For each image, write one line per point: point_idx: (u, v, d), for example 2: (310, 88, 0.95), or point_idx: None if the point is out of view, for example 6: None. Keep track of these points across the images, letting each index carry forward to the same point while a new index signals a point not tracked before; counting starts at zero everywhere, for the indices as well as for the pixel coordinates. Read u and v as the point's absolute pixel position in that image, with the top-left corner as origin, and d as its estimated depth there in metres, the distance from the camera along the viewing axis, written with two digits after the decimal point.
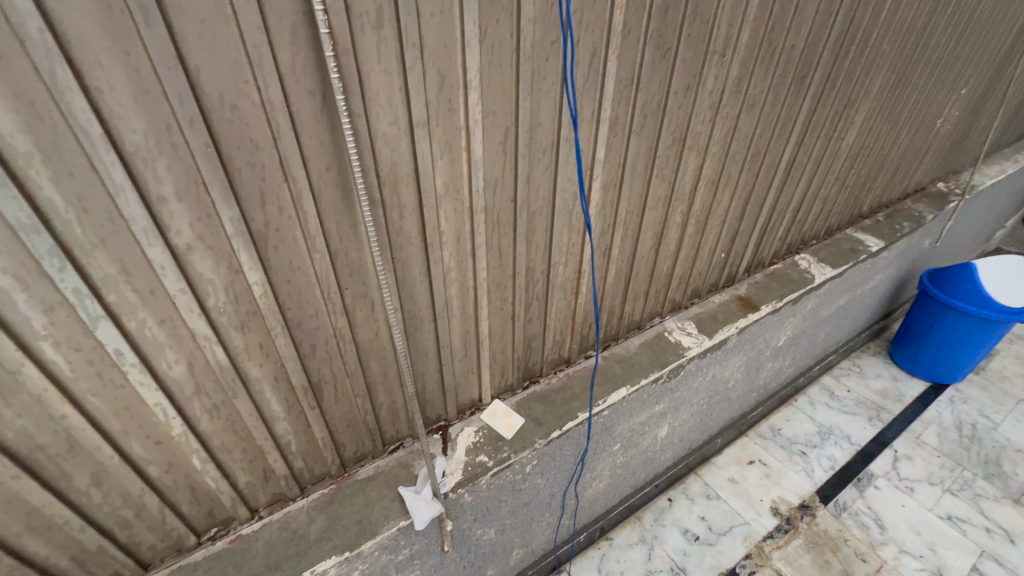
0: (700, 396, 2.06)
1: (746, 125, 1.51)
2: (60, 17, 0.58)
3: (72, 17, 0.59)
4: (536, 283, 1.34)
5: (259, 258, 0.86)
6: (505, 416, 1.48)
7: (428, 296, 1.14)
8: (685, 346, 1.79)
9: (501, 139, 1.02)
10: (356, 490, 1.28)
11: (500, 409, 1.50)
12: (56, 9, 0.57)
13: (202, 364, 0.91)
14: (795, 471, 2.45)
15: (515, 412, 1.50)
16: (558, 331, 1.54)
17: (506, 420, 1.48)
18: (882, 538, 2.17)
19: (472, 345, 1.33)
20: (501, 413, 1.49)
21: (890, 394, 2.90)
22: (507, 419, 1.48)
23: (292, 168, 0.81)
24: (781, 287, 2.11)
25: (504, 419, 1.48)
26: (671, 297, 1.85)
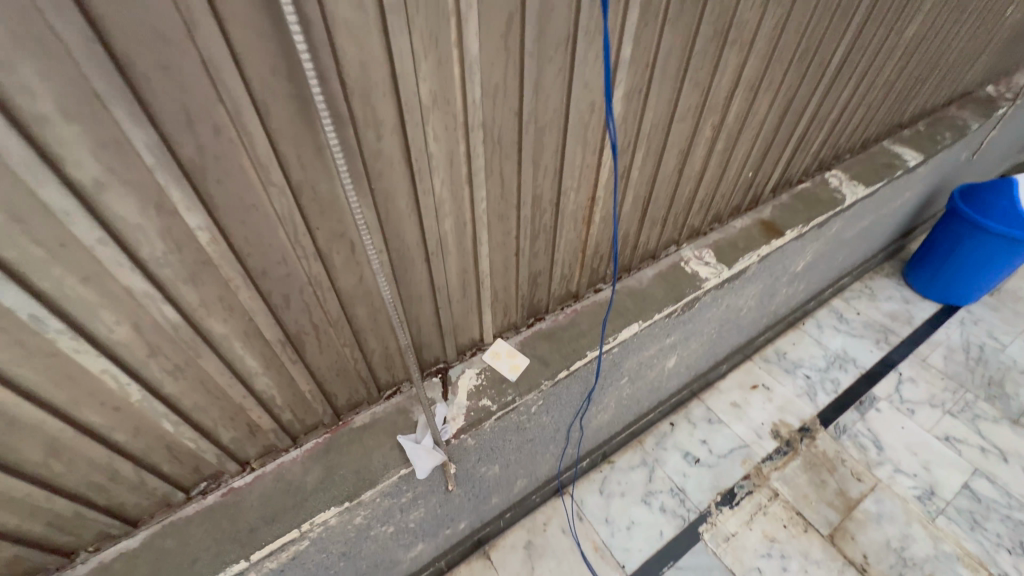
0: (712, 326, 1.96)
1: (801, 12, 1.23)
2: None
3: None
4: (543, 214, 1.16)
5: (198, 196, 0.68)
6: (509, 355, 1.38)
7: (419, 234, 0.97)
8: (702, 277, 1.65)
9: (502, 31, 0.79)
10: (352, 439, 1.21)
11: (504, 348, 1.40)
12: None
13: (151, 324, 0.76)
14: (798, 395, 2.44)
15: (519, 352, 1.39)
16: (567, 265, 1.38)
17: (509, 361, 1.37)
18: (878, 458, 2.21)
19: (472, 285, 1.18)
20: (505, 352, 1.39)
21: (899, 317, 2.83)
22: (511, 359, 1.37)
23: (223, 74, 0.60)
24: (808, 209, 1.92)
25: (508, 359, 1.38)
26: (690, 222, 1.67)
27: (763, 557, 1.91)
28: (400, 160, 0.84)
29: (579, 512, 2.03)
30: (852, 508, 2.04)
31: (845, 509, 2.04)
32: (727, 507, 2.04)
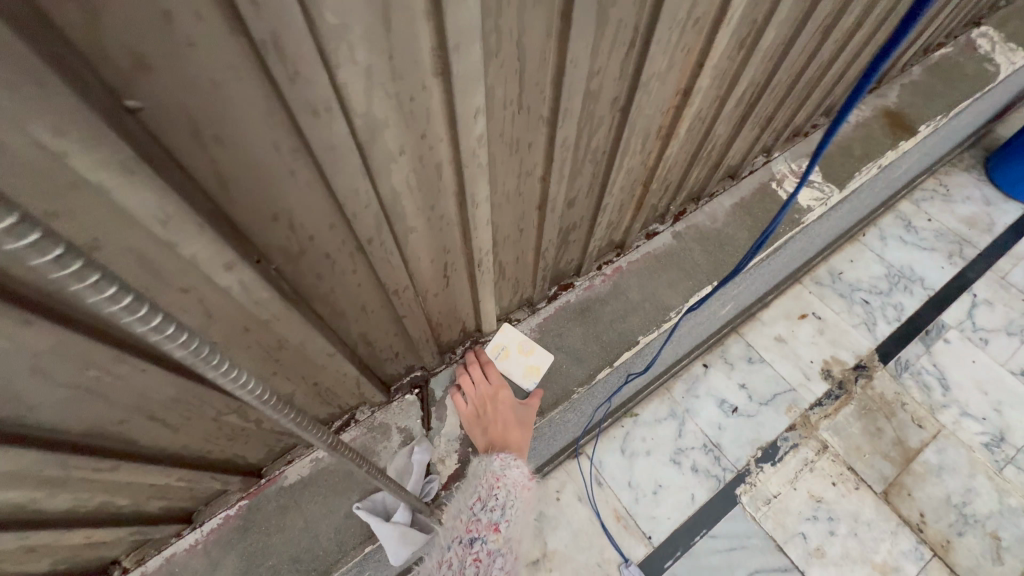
0: (784, 261, 1.46)
1: None
2: None
3: None
4: (595, 132, 0.58)
5: None
6: (524, 352, 0.89)
7: (331, 209, 0.41)
8: (803, 206, 1.10)
9: None
10: (284, 506, 0.77)
11: (515, 338, 0.90)
12: None
13: None
14: (854, 326, 2.04)
15: (538, 346, 0.90)
16: (616, 208, 0.83)
17: (523, 361, 0.89)
18: (944, 400, 1.89)
19: (460, 270, 0.65)
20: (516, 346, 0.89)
21: (978, 223, 2.34)
22: (527, 357, 0.89)
23: None
24: (950, 91, 1.31)
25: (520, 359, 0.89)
26: (795, 120, 1.07)
27: (807, 520, 1.67)
28: (212, 18, 0.26)
29: (597, 476, 1.74)
30: (911, 460, 1.77)
31: (903, 462, 1.77)
32: (769, 465, 1.76)
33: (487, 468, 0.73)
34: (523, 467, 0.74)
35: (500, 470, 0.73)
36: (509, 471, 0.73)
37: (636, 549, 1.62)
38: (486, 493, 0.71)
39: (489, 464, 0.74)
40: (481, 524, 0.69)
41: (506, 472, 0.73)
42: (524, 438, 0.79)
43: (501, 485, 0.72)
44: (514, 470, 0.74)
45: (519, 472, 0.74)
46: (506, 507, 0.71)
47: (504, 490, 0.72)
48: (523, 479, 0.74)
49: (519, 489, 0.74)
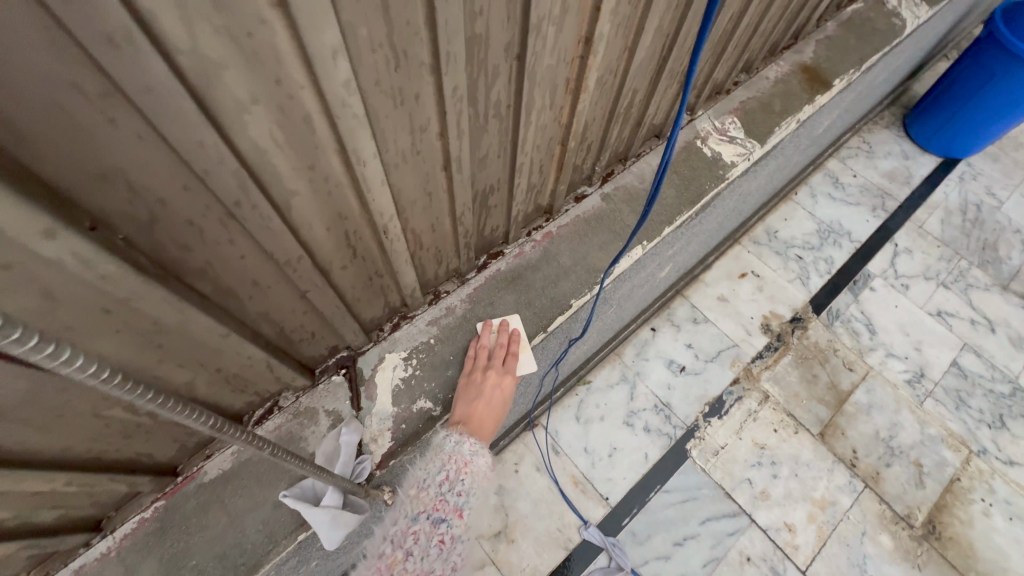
0: (716, 221, 1.49)
1: None
2: None
3: None
4: (492, 83, 0.56)
5: None
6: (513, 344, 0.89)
7: (179, 168, 0.38)
8: (727, 162, 1.12)
9: None
10: (206, 503, 0.73)
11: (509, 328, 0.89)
12: None
13: None
14: (789, 281, 2.14)
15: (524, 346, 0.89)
16: (536, 170, 0.81)
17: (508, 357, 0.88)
18: (870, 344, 2.02)
19: (366, 238, 0.61)
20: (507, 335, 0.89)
21: (898, 176, 2.49)
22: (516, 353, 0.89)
23: None
24: (863, 44, 1.35)
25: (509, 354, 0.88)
26: (715, 75, 1.08)
27: (752, 467, 1.76)
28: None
29: (554, 445, 1.76)
30: (843, 402, 1.89)
31: (837, 404, 1.89)
32: (715, 418, 1.84)
33: (459, 450, 0.75)
34: (489, 457, 0.78)
35: (468, 453, 0.76)
36: (476, 458, 0.77)
37: (594, 511, 1.66)
38: (456, 476, 0.73)
39: (461, 446, 0.76)
40: (448, 506, 0.72)
41: (474, 458, 0.76)
42: (490, 425, 0.83)
43: (467, 470, 0.75)
44: (481, 454, 0.77)
45: (485, 455, 0.78)
46: (470, 491, 0.75)
47: (471, 474, 0.75)
48: (485, 462, 0.78)
49: (481, 472, 0.78)
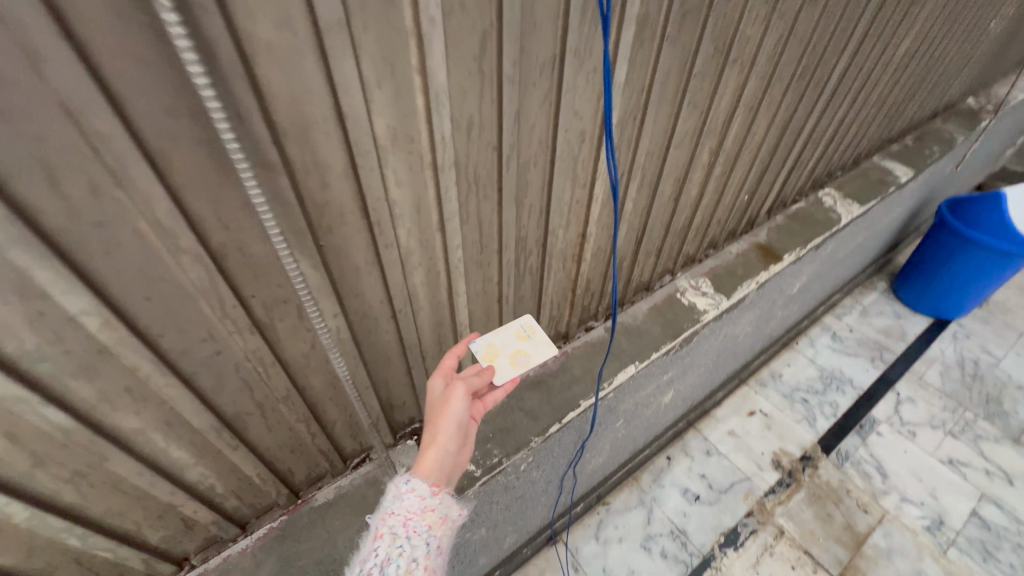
0: (709, 357, 1.83)
1: (803, 27, 1.12)
2: None
3: None
4: (528, 256, 1.03)
5: (81, 275, 0.52)
6: (524, 338, 1.08)
7: (382, 291, 0.82)
8: (700, 309, 1.52)
9: (476, 54, 0.65)
10: (313, 521, 1.03)
11: (520, 324, 1.11)
12: None
13: (33, 433, 0.59)
14: (797, 422, 2.33)
15: (534, 328, 1.08)
16: (556, 306, 1.25)
17: (513, 353, 1.05)
18: (883, 487, 2.11)
19: (450, 339, 1.04)
20: (514, 331, 1.09)
21: (892, 332, 2.78)
22: (531, 348, 1.06)
23: (94, 122, 0.44)
24: (806, 231, 1.83)
25: (516, 354, 1.05)
26: (685, 250, 1.56)
27: None
28: (356, 211, 0.68)
29: (574, 562, 1.88)
30: (862, 543, 1.93)
31: (854, 545, 1.93)
32: (731, 549, 1.92)
33: (377, 516, 0.71)
34: (410, 504, 0.71)
35: (387, 509, 0.71)
36: (393, 518, 0.70)
37: None
38: (371, 548, 0.68)
39: (382, 509, 0.72)
40: None
41: (397, 507, 0.71)
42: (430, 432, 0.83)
43: (386, 532, 0.68)
44: (404, 504, 0.71)
45: (412, 501, 0.71)
46: (390, 558, 0.66)
47: (389, 536, 0.68)
48: (417, 512, 0.70)
49: (414, 525, 0.70)
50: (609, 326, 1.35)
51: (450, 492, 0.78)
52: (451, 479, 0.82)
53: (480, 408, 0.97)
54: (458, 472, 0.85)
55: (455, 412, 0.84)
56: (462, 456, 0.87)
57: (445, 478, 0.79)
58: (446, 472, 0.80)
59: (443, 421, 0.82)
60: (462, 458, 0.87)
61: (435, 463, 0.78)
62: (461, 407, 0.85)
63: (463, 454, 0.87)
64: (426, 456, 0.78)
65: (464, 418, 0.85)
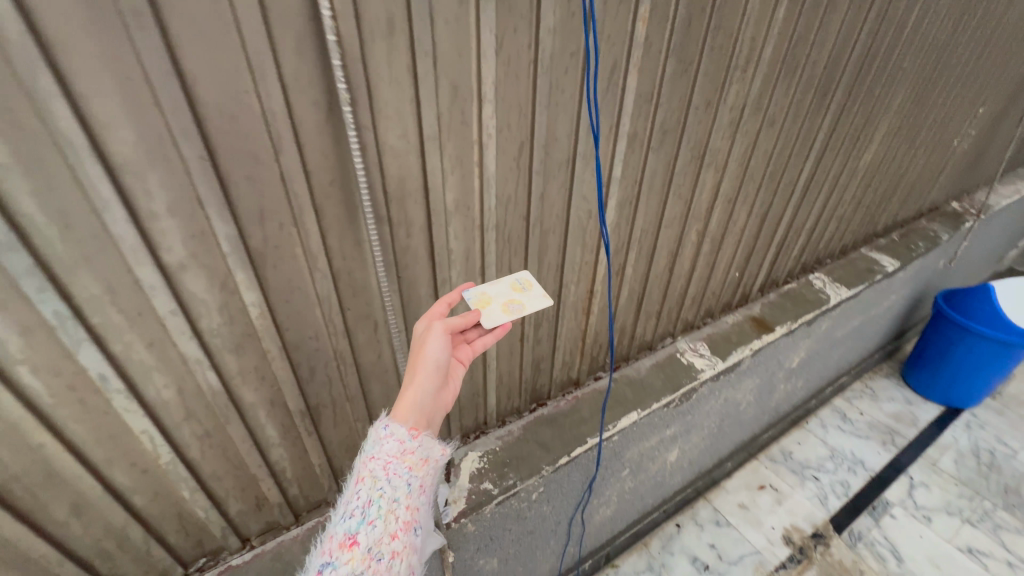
0: (712, 419, 1.98)
1: (766, 142, 1.45)
2: (55, 37, 0.53)
3: (62, 34, 0.53)
4: (546, 303, 1.29)
5: (256, 278, 0.81)
6: (520, 289, 1.00)
7: None
8: (698, 368, 1.72)
9: (515, 154, 0.97)
10: None
11: (519, 276, 1.03)
12: (48, 25, 0.52)
13: (192, 389, 0.85)
14: (808, 498, 2.36)
15: (532, 280, 1.01)
16: (568, 352, 1.48)
17: (506, 302, 0.97)
18: (899, 570, 2.08)
19: (479, 367, 1.28)
20: (508, 284, 1.02)
21: (903, 418, 2.83)
22: (526, 297, 0.97)
23: (293, 184, 0.75)
24: (797, 308, 2.05)
25: (510, 304, 0.97)
26: (684, 316, 1.80)
27: None
28: (425, 254, 0.98)
29: None
30: None
31: None
32: None
33: (359, 461, 0.75)
34: (389, 449, 0.74)
35: (369, 454, 0.74)
36: (373, 463, 0.73)
37: None
38: (355, 489, 0.72)
39: (363, 454, 0.75)
40: (339, 537, 0.68)
41: (377, 452, 0.74)
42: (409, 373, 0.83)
43: (367, 476, 0.72)
44: (383, 449, 0.74)
45: (391, 445, 0.74)
46: (372, 498, 0.70)
47: (371, 478, 0.72)
48: (396, 456, 0.74)
49: (394, 467, 0.73)
50: (609, 373, 1.59)
51: (431, 435, 0.80)
52: (432, 420, 0.84)
53: (468, 351, 0.95)
54: (439, 409, 0.87)
55: (433, 357, 0.83)
56: (442, 396, 0.88)
57: (425, 422, 0.81)
58: (425, 412, 0.82)
59: (420, 365, 0.82)
60: (443, 397, 0.88)
61: (414, 406, 0.80)
62: (440, 351, 0.84)
63: (444, 393, 0.89)
64: (404, 398, 0.80)
65: (443, 362, 0.85)
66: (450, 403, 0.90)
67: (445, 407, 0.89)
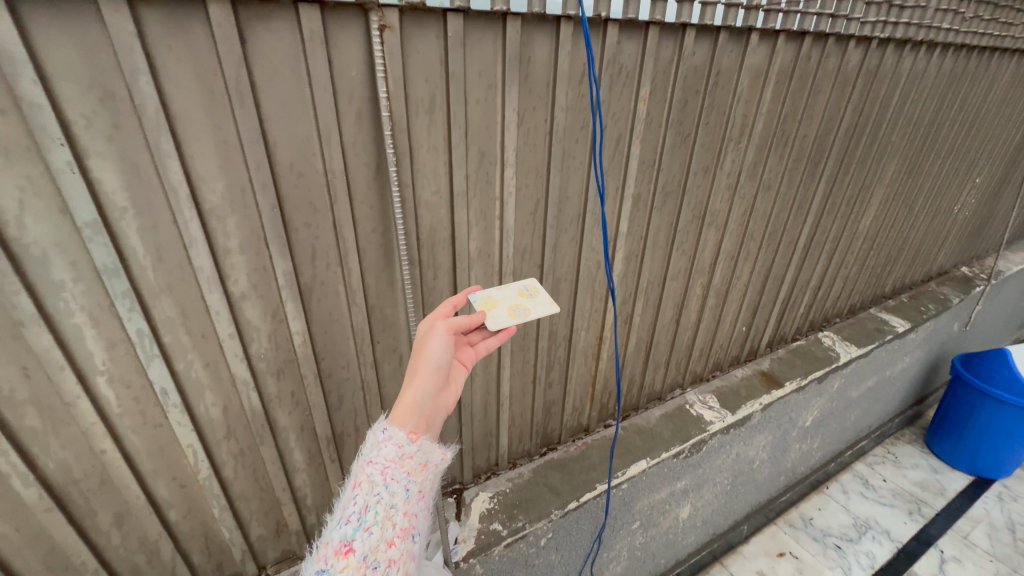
0: (724, 475, 1.96)
1: (763, 205, 1.57)
2: (178, 112, 0.69)
3: (184, 109, 0.69)
4: (557, 347, 1.38)
5: (303, 309, 0.93)
6: (526, 296, 1.03)
7: None
8: (707, 420, 1.74)
9: (531, 210, 1.10)
10: None
11: (526, 285, 1.07)
12: (176, 104, 0.68)
13: (236, 408, 0.95)
14: (830, 568, 2.25)
15: (539, 288, 1.04)
16: (578, 397, 1.55)
17: (512, 307, 0.99)
18: None
19: (493, 407, 1.35)
20: (515, 290, 1.04)
21: (930, 487, 2.72)
22: (531, 303, 1.00)
23: (342, 230, 0.89)
24: (806, 365, 2.08)
25: (515, 308, 0.99)
26: (692, 368, 1.85)
27: None
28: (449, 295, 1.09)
29: None
30: None
31: None
32: None
33: (356, 465, 0.75)
34: (386, 454, 0.74)
35: (366, 458, 0.75)
36: (370, 468, 0.73)
37: None
38: (351, 494, 0.72)
39: (361, 457, 0.76)
40: (334, 545, 0.68)
41: (375, 456, 0.74)
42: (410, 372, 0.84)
43: (363, 482, 0.72)
44: (381, 453, 0.74)
45: (389, 449, 0.75)
46: (369, 504, 0.70)
47: (368, 483, 0.72)
48: (395, 460, 0.74)
49: (392, 472, 0.74)
50: (616, 421, 1.63)
51: (430, 439, 0.81)
52: (432, 423, 0.84)
53: (471, 353, 0.97)
54: (440, 411, 0.87)
55: (435, 356, 0.84)
56: (444, 397, 0.89)
57: (424, 426, 0.82)
58: (425, 413, 0.82)
59: (422, 363, 0.83)
60: (445, 399, 0.89)
61: (414, 408, 0.81)
62: (442, 350, 0.86)
63: (446, 394, 0.89)
64: (404, 397, 0.81)
65: (445, 361, 0.86)
66: (452, 405, 0.91)
67: (448, 409, 0.89)
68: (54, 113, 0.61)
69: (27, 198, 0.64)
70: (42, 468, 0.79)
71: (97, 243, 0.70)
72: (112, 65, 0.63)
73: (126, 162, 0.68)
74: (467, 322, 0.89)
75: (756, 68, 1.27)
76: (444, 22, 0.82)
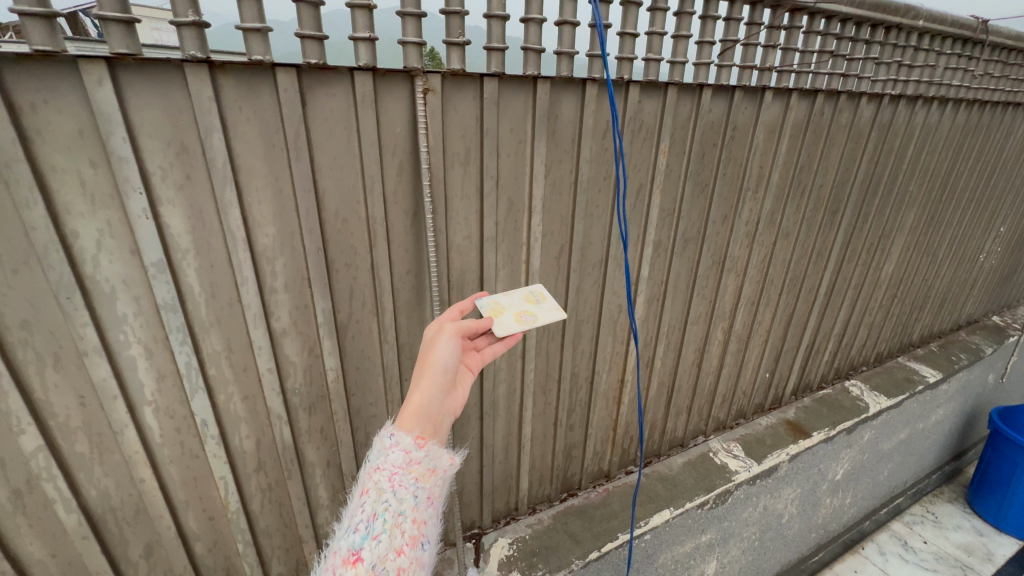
0: (751, 529, 1.88)
1: (783, 251, 1.60)
2: (242, 164, 0.77)
3: (248, 162, 0.77)
4: (579, 389, 1.39)
5: (338, 345, 0.97)
6: (533, 302, 1.04)
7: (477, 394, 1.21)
8: (732, 468, 1.70)
9: (556, 254, 1.15)
10: None
11: (531, 291, 1.08)
12: (241, 158, 0.76)
13: (268, 442, 0.98)
14: None
15: (546, 293, 1.06)
16: (599, 442, 1.53)
17: (519, 312, 1.00)
18: None
19: (514, 448, 1.35)
20: (522, 296, 1.05)
21: (975, 551, 2.54)
22: (538, 308, 1.01)
23: (379, 271, 0.94)
24: (833, 414, 2.02)
25: (522, 313, 1.01)
26: (715, 415, 1.82)
27: None
28: None
29: None
30: None
31: None
32: None
33: (365, 471, 0.76)
34: (393, 459, 0.76)
35: (374, 465, 0.76)
36: (376, 475, 0.74)
37: None
38: (359, 503, 0.72)
39: (368, 464, 0.76)
40: (341, 553, 0.67)
41: (382, 463, 0.76)
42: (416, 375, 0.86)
43: (370, 489, 0.73)
44: (389, 459, 0.76)
45: (396, 456, 0.76)
46: (377, 512, 0.71)
47: (376, 490, 0.73)
48: (402, 466, 0.75)
49: (399, 478, 0.74)
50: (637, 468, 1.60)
51: (438, 444, 0.82)
52: (439, 427, 0.85)
53: (478, 358, 0.99)
54: (448, 416, 0.88)
55: (441, 358, 0.86)
56: (452, 399, 0.90)
57: (432, 431, 0.83)
58: (432, 418, 0.84)
59: (430, 365, 0.85)
60: (453, 402, 0.90)
61: (420, 413, 0.82)
62: (449, 354, 0.87)
63: (454, 398, 0.91)
64: (411, 402, 0.82)
65: (452, 364, 0.88)
66: (461, 409, 0.92)
67: (456, 413, 0.91)
68: (138, 165, 0.69)
69: (105, 238, 0.70)
70: (84, 495, 0.82)
71: (160, 280, 0.76)
72: (190, 123, 0.71)
73: (192, 208, 0.75)
74: (474, 326, 0.91)
75: (771, 123, 1.33)
76: (481, 85, 0.91)
